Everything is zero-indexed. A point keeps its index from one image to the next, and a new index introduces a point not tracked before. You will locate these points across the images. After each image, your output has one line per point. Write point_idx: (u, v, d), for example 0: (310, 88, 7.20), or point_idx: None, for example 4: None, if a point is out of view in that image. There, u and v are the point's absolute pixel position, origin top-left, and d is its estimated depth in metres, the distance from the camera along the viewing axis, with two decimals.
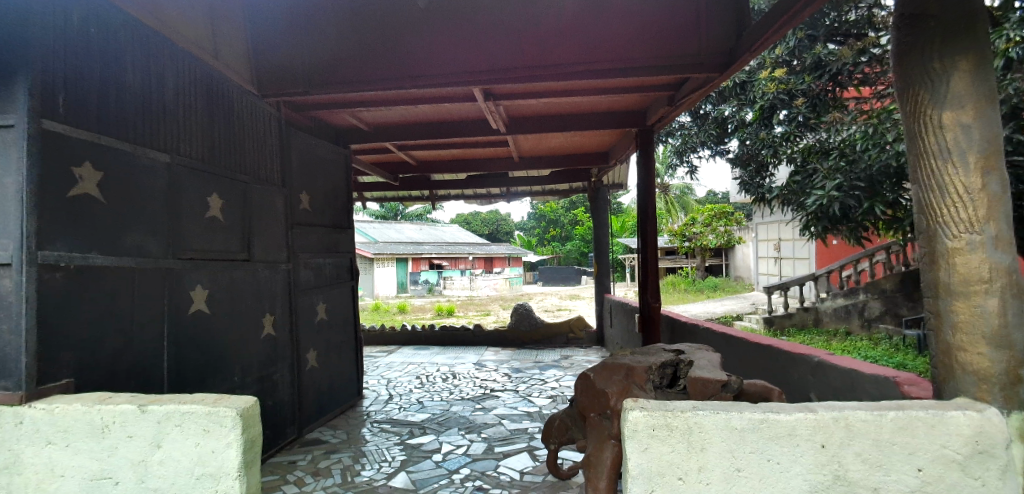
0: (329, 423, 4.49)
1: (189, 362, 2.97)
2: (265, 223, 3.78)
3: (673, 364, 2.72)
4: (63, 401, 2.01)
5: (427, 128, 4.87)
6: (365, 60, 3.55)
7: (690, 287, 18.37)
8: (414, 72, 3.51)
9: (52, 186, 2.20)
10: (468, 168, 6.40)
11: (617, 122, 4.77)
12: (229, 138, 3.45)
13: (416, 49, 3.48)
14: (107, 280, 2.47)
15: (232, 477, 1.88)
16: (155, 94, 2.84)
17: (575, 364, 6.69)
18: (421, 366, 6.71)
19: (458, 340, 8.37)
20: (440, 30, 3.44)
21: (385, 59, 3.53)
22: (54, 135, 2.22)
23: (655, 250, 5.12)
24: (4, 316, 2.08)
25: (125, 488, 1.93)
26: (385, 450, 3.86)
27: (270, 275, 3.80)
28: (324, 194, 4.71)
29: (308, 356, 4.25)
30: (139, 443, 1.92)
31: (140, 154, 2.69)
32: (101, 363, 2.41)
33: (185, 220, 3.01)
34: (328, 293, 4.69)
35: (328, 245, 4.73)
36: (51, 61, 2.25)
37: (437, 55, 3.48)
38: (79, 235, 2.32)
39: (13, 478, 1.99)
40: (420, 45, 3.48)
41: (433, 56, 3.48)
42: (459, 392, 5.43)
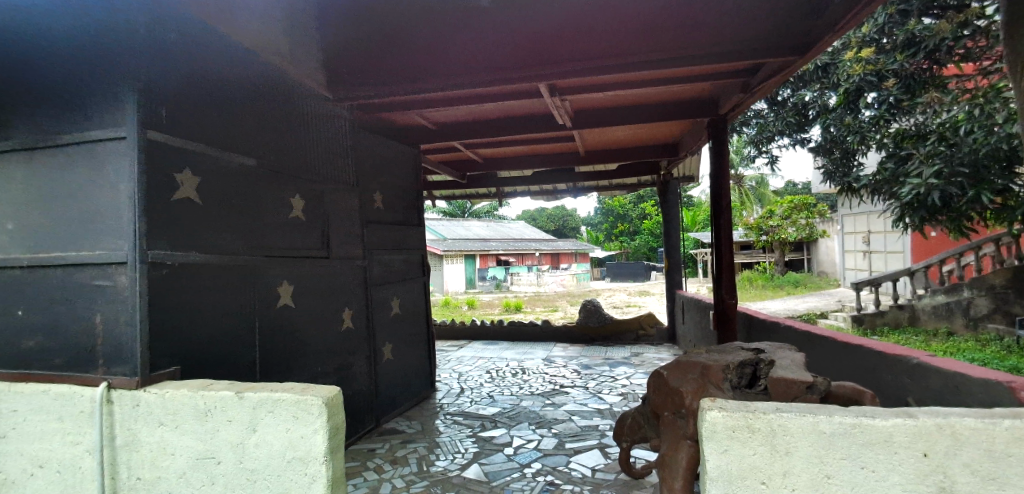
0: (405, 414, 4.66)
1: (277, 352, 3.18)
2: (342, 222, 3.97)
3: (753, 364, 2.60)
4: (172, 387, 2.21)
5: (490, 125, 4.85)
6: (363, 55, 3.64)
7: (769, 283, 17.51)
8: (431, 75, 3.52)
9: (157, 193, 2.43)
10: (534, 164, 6.41)
11: (687, 112, 4.61)
12: (308, 143, 3.65)
13: (412, 45, 3.50)
14: (204, 277, 2.68)
15: (319, 462, 1.99)
16: (242, 103, 3.06)
17: (646, 361, 6.55)
18: (490, 361, 6.81)
19: (526, 335, 8.44)
20: (465, 27, 3.43)
21: (380, 55, 3.59)
22: (158, 145, 2.45)
23: (729, 243, 4.93)
24: (122, 309, 2.34)
25: (226, 467, 2.10)
26: (458, 442, 3.95)
27: (347, 271, 3.98)
28: (394, 192, 4.87)
29: (384, 349, 4.44)
30: (237, 426, 2.08)
31: (231, 160, 2.91)
32: (200, 355, 2.63)
33: (271, 220, 3.21)
34: (401, 289, 4.86)
35: (401, 242, 4.90)
36: (153, 74, 2.48)
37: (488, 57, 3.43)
38: (179, 236, 2.54)
39: (132, 455, 2.20)
40: (415, 41, 3.50)
41: (470, 57, 3.46)
42: (529, 387, 5.46)
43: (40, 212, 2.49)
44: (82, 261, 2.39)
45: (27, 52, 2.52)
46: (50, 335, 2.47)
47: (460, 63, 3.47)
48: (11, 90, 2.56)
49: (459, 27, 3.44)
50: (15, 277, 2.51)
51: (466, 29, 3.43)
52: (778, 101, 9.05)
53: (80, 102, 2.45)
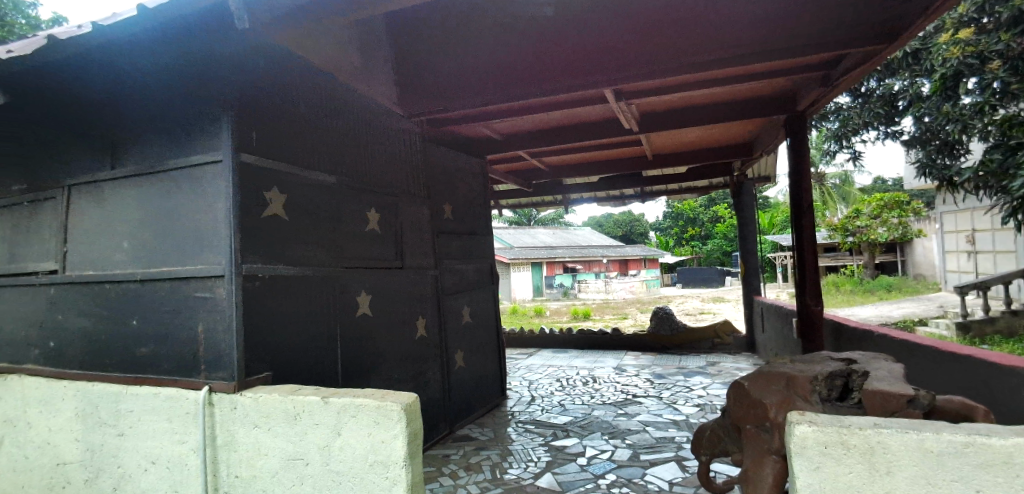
0: (477, 421, 4.73)
1: (357, 359, 3.32)
2: (415, 232, 4.10)
3: (844, 375, 2.44)
4: (266, 391, 2.37)
5: (552, 133, 4.81)
6: (408, 69, 3.74)
7: (858, 288, 16.33)
8: (490, 90, 3.47)
9: (249, 211, 2.62)
10: (601, 170, 6.34)
11: (763, 110, 4.39)
12: (382, 158, 3.81)
13: (435, 67, 3.64)
14: (291, 288, 2.86)
15: (399, 466, 2.06)
16: (322, 123, 3.24)
17: (723, 371, 6.28)
18: (561, 369, 6.79)
19: (597, 343, 8.33)
20: (523, 37, 3.37)
21: (416, 71, 3.72)
22: (250, 167, 2.65)
23: (814, 246, 4.67)
24: (221, 318, 2.54)
25: (313, 469, 2.21)
26: (531, 451, 3.96)
27: (420, 281, 4.11)
28: (463, 203, 4.99)
29: (456, 356, 4.54)
30: (323, 430, 2.19)
31: (314, 178, 3.10)
32: (289, 362, 2.80)
33: (350, 233, 3.37)
34: (471, 297, 4.95)
35: (470, 251, 5.00)
36: (244, 100, 2.68)
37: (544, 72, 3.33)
38: (268, 249, 2.72)
39: (231, 454, 2.38)
40: (443, 64, 3.61)
41: (528, 73, 3.38)
42: (601, 397, 5.39)
43: (150, 232, 2.75)
44: (187, 275, 2.62)
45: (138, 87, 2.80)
46: (159, 343, 2.72)
47: (520, 75, 3.40)
48: (125, 123, 2.86)
49: (519, 37, 3.38)
50: (130, 291, 2.79)
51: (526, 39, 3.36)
52: (862, 92, 8.43)
53: (184, 130, 2.71)
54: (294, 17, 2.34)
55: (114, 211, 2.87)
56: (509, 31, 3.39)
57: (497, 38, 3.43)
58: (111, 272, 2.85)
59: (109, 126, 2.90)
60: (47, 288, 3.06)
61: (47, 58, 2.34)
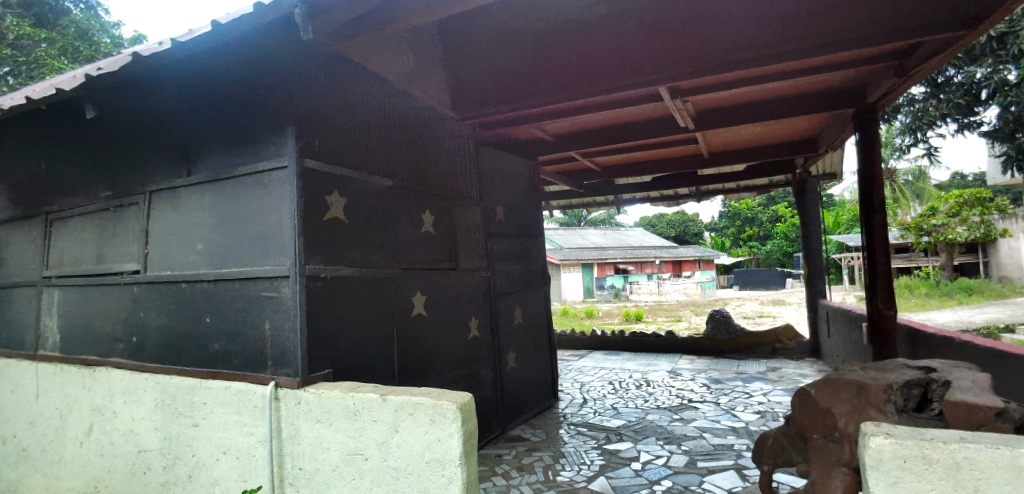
0: (529, 422, 4.74)
1: (412, 358, 3.39)
2: (467, 234, 4.15)
3: (922, 384, 2.29)
4: (327, 387, 2.46)
5: (604, 133, 4.72)
6: (463, 74, 3.73)
7: (934, 291, 15.25)
8: (543, 90, 3.42)
9: (312, 214, 2.73)
10: (654, 170, 6.20)
11: (829, 104, 4.17)
12: (436, 161, 3.87)
13: (487, 72, 3.61)
14: (351, 289, 2.95)
15: (454, 465, 2.08)
16: (378, 128, 3.33)
17: (785, 377, 6.01)
18: (613, 372, 6.70)
19: (650, 346, 8.17)
20: (575, 38, 3.30)
21: (469, 75, 3.70)
22: (312, 172, 2.76)
23: (886, 247, 4.41)
24: (286, 317, 2.66)
25: (372, 464, 2.27)
26: (584, 454, 3.92)
27: (473, 282, 4.15)
28: (514, 204, 5.00)
29: (508, 357, 4.55)
30: (382, 426, 2.25)
31: (372, 182, 3.19)
32: (349, 359, 2.90)
33: (406, 235, 3.45)
34: (523, 298, 4.95)
35: (521, 252, 5.01)
36: (306, 107, 2.79)
37: (598, 72, 3.26)
38: (329, 251, 2.82)
39: (295, 447, 2.48)
40: (495, 68, 3.58)
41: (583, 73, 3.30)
42: (655, 401, 5.28)
43: (221, 235, 2.91)
44: (255, 275, 2.76)
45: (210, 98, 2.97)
46: (230, 340, 2.87)
47: (571, 74, 3.33)
48: (200, 132, 3.04)
49: (570, 37, 3.31)
50: (204, 290, 2.97)
51: (579, 37, 3.29)
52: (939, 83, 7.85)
53: (252, 137, 2.85)
54: (353, 27, 2.40)
55: (189, 215, 3.06)
56: (561, 31, 3.33)
57: (551, 39, 3.37)
58: (187, 272, 3.04)
59: (185, 135, 3.08)
60: (130, 287, 3.29)
61: (131, 74, 2.51)
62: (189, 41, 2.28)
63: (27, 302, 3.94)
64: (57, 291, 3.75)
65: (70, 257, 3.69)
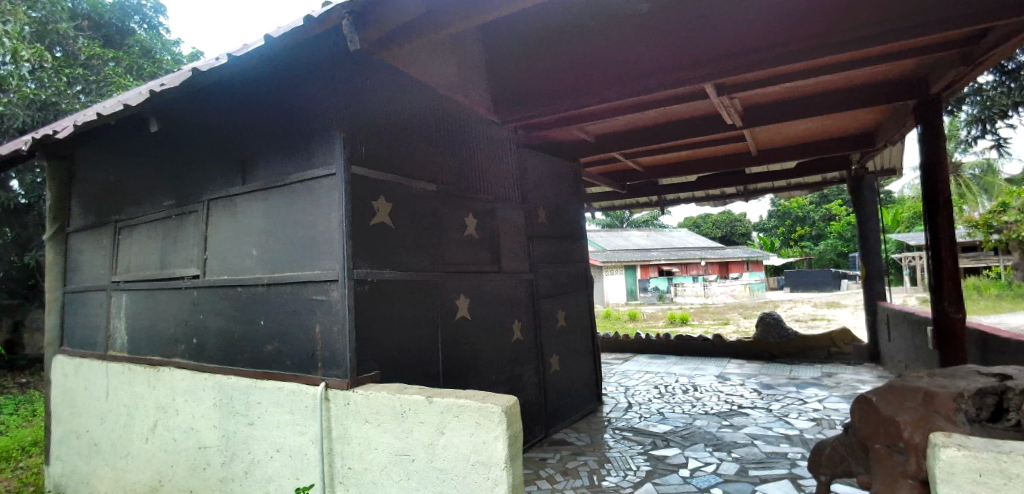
0: (573, 426, 4.70)
1: (457, 361, 3.42)
2: (509, 237, 4.16)
3: (996, 392, 2.13)
4: (375, 389, 2.52)
5: (647, 133, 4.64)
6: (505, 77, 3.74)
7: (1008, 292, 14.24)
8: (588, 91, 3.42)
9: (359, 219, 2.80)
10: (700, 169, 6.05)
11: (888, 96, 3.96)
12: (478, 166, 3.90)
13: (529, 74, 3.62)
14: (397, 293, 3.01)
15: (500, 467, 2.09)
16: (422, 134, 3.38)
17: (843, 383, 5.74)
18: (658, 376, 6.57)
19: (696, 350, 7.97)
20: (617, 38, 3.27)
21: (512, 78, 3.71)
22: (359, 179, 2.83)
23: (953, 245, 4.17)
24: (335, 320, 2.74)
25: (418, 465, 2.30)
26: (630, 459, 3.86)
27: (516, 285, 4.16)
28: (555, 206, 5.00)
29: (552, 360, 4.54)
30: (428, 429, 2.28)
31: (417, 187, 3.25)
32: (395, 362, 2.95)
33: (449, 238, 3.49)
34: (566, 301, 4.93)
35: (563, 255, 4.99)
36: (354, 115, 2.87)
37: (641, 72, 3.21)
38: (376, 256, 2.89)
39: (345, 447, 2.54)
40: (536, 71, 3.58)
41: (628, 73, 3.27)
42: (702, 406, 5.14)
43: (275, 240, 3.02)
44: (307, 279, 2.85)
45: (264, 108, 3.09)
46: (283, 341, 2.98)
47: (614, 75, 3.30)
48: (255, 143, 3.17)
49: (613, 38, 3.28)
50: (259, 293, 3.09)
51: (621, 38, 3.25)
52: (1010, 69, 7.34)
53: (302, 145, 2.95)
54: (399, 36, 2.47)
55: (245, 222, 3.19)
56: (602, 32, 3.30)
57: (591, 40, 3.34)
58: (243, 276, 3.17)
59: (241, 145, 3.23)
60: (191, 291, 3.46)
61: (191, 88, 2.64)
62: (243, 55, 2.39)
63: (98, 305, 4.21)
64: (125, 295, 3.98)
65: (136, 263, 3.92)
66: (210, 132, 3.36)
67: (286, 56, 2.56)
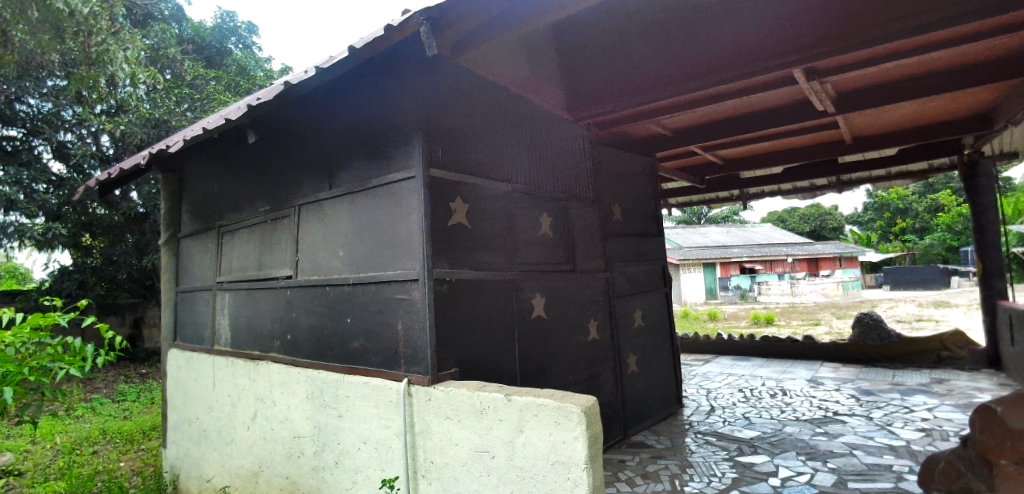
0: (652, 428, 4.58)
1: (533, 360, 3.42)
2: (585, 235, 4.12)
3: None
4: (455, 385, 2.57)
5: (728, 123, 4.41)
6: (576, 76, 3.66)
7: None
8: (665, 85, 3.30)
9: (437, 221, 2.88)
10: (786, 160, 5.70)
11: (1006, 74, 3.52)
12: (552, 165, 3.89)
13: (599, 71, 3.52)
14: (475, 291, 3.06)
15: (580, 468, 2.07)
16: (494, 133, 3.40)
17: (956, 391, 5.20)
18: (743, 379, 6.26)
19: (785, 352, 7.52)
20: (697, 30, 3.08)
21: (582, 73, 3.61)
22: (437, 181, 2.92)
23: None
24: (416, 318, 2.83)
25: (498, 462, 2.33)
26: (714, 465, 3.71)
27: (592, 284, 4.11)
28: (630, 203, 4.90)
29: (629, 361, 4.45)
30: (507, 426, 2.30)
31: (492, 188, 3.29)
32: (474, 360, 3.01)
33: (524, 237, 3.50)
34: (643, 300, 4.81)
35: (640, 253, 4.88)
36: (431, 119, 2.95)
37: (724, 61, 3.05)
38: (454, 256, 2.96)
39: (427, 441, 2.62)
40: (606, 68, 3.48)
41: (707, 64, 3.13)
42: (793, 412, 4.84)
43: (360, 242, 3.17)
44: (389, 279, 2.97)
45: (350, 115, 3.25)
46: (368, 339, 3.11)
47: (694, 67, 3.16)
48: (341, 150, 3.34)
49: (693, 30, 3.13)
50: (346, 293, 3.25)
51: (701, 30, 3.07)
52: None
53: (383, 151, 3.08)
54: (472, 40, 2.49)
55: (332, 225, 3.37)
56: (683, 24, 3.16)
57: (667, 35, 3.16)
58: (332, 276, 3.35)
59: (328, 152, 3.42)
60: (285, 291, 3.70)
61: (283, 100, 2.83)
62: (328, 67, 2.51)
63: (205, 303, 4.60)
64: (227, 294, 4.33)
65: (236, 265, 4.25)
66: (301, 140, 3.59)
67: (367, 65, 2.67)
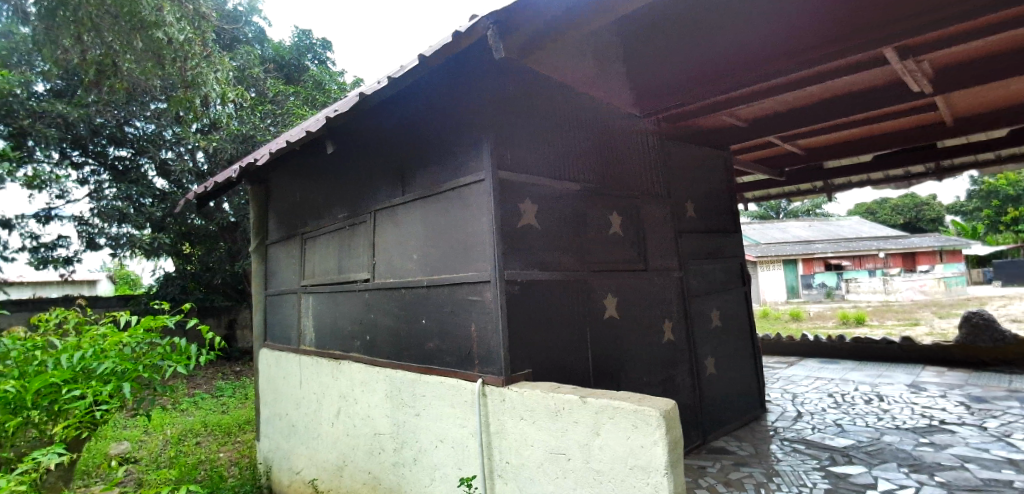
0: (734, 434, 4.38)
1: (607, 362, 3.37)
2: (657, 233, 4.01)
3: None
4: (528, 386, 2.58)
5: (809, 111, 4.14)
6: None
7: None
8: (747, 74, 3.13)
9: (508, 223, 2.91)
10: (876, 147, 5.28)
11: None
12: (621, 162, 3.81)
13: None
14: (546, 291, 3.06)
15: (660, 473, 2.02)
16: (562, 131, 3.37)
17: None
18: (833, 383, 5.86)
19: (880, 355, 6.97)
20: (782, 11, 2.85)
21: None
22: (506, 183, 2.94)
23: None
24: (489, 319, 2.86)
25: (575, 464, 2.31)
26: (803, 474, 3.50)
27: (666, 283, 4.00)
28: (704, 199, 4.73)
29: (708, 363, 4.28)
30: (583, 429, 2.28)
31: (561, 188, 3.27)
32: (548, 361, 3.01)
33: (594, 235, 3.45)
34: (720, 299, 4.62)
35: (716, 250, 4.69)
36: (497, 123, 2.97)
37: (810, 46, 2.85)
38: (525, 257, 2.97)
39: (502, 441, 2.65)
40: None
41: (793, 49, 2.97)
42: (892, 419, 4.48)
43: (433, 245, 3.26)
44: (461, 280, 3.03)
45: (422, 122, 3.35)
46: (443, 339, 3.17)
47: (778, 52, 2.98)
48: (413, 156, 3.44)
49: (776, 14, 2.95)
50: (421, 294, 3.34)
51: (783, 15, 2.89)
52: None
53: (453, 155, 3.15)
54: (537, 42, 2.49)
55: (406, 229, 3.48)
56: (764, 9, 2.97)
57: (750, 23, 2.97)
58: (407, 279, 3.46)
59: (401, 159, 3.54)
60: (363, 293, 3.86)
61: (359, 111, 2.96)
62: (401, 75, 2.59)
63: (292, 306, 4.89)
64: (311, 296, 4.57)
65: (319, 268, 4.48)
66: (377, 148, 3.73)
67: (435, 72, 2.74)
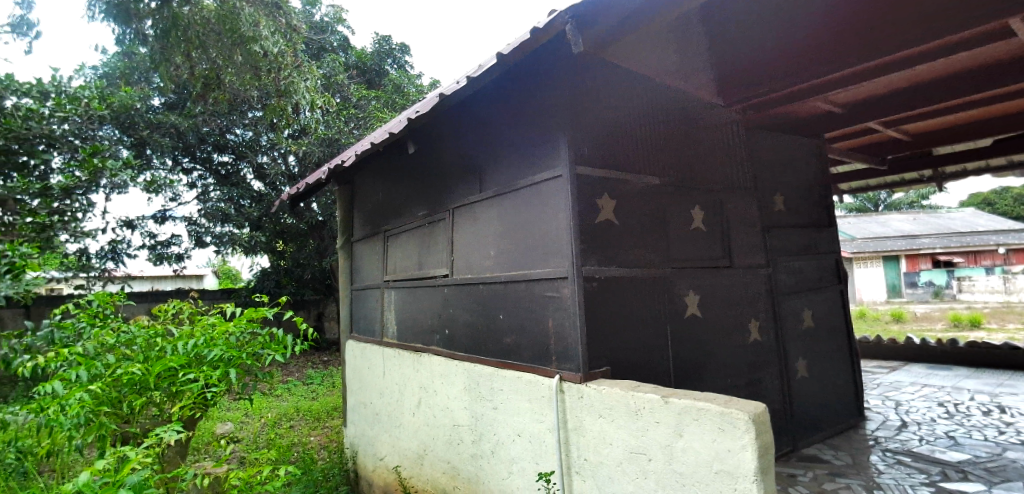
0: (828, 442, 4.11)
1: (689, 361, 3.27)
2: (743, 228, 3.82)
3: None
4: (607, 384, 2.55)
5: (918, 92, 3.77)
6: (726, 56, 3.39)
7: None
8: (847, 56, 2.90)
9: (585, 218, 2.88)
10: (998, 129, 4.73)
11: None
12: (703, 155, 3.66)
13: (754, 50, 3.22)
14: (625, 288, 3.01)
15: (749, 479, 1.94)
16: (641, 125, 3.28)
17: None
18: (943, 391, 5.33)
19: (1000, 362, 6.26)
20: None
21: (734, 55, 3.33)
22: (584, 179, 2.92)
23: None
24: (567, 315, 2.86)
25: (657, 466, 2.26)
26: (910, 489, 3.22)
27: (753, 280, 3.81)
28: (794, 192, 4.45)
29: (799, 365, 4.04)
30: (665, 429, 2.22)
31: (640, 182, 3.20)
32: (627, 359, 2.96)
33: (674, 229, 3.35)
34: (813, 298, 4.34)
35: (808, 246, 4.41)
36: (574, 117, 2.95)
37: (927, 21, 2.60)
38: (604, 254, 2.93)
39: (580, 438, 2.64)
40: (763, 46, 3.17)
41: (899, 27, 2.72)
42: (1016, 433, 4.01)
43: (510, 241, 3.29)
44: (539, 276, 3.04)
45: (499, 119, 3.39)
46: (520, 335, 3.20)
47: (884, 32, 2.75)
48: (491, 153, 3.50)
49: None
50: (498, 290, 3.39)
51: None
52: None
53: (530, 151, 3.16)
54: (615, 33, 2.44)
55: (483, 226, 3.54)
56: None
57: None
58: (484, 275, 3.52)
59: (479, 156, 3.60)
60: (443, 288, 3.97)
61: (439, 111, 3.05)
62: (480, 74, 2.63)
63: (375, 300, 5.12)
64: (393, 291, 4.77)
65: (400, 264, 4.66)
66: (455, 147, 3.82)
67: (513, 70, 2.77)
